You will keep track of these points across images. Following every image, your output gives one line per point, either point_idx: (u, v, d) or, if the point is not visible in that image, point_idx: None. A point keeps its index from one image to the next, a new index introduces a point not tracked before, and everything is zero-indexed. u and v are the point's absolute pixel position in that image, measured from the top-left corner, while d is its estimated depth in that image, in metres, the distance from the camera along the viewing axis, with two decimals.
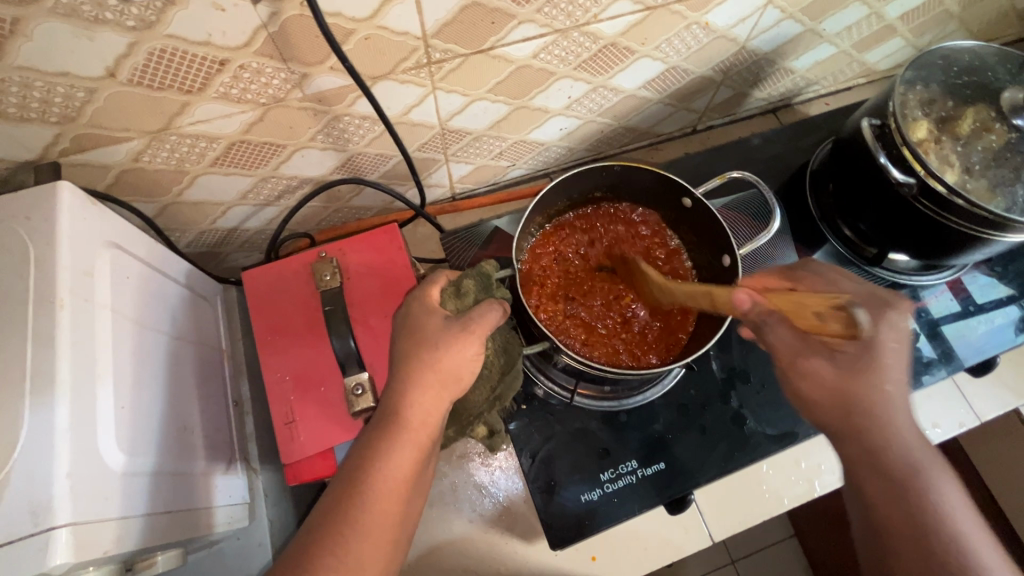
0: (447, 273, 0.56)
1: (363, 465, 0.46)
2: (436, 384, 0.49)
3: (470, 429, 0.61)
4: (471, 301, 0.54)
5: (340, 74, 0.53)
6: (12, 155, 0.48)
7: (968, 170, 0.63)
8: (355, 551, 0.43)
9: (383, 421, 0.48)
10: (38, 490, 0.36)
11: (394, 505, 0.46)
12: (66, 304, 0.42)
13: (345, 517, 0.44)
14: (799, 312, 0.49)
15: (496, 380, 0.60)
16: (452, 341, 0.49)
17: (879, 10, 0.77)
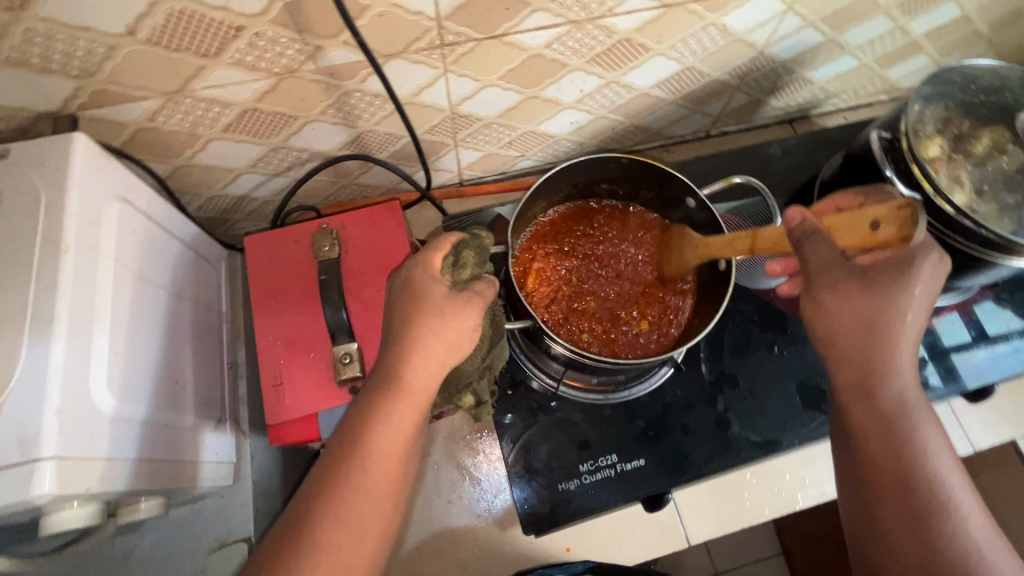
0: (448, 239, 0.55)
1: (360, 430, 0.45)
2: (440, 349, 0.48)
3: (456, 399, 0.60)
4: (468, 273, 0.54)
5: (353, 50, 0.54)
6: (33, 105, 0.50)
7: (979, 193, 0.62)
8: (354, 516, 0.42)
9: (383, 385, 0.47)
10: (29, 424, 0.38)
11: (393, 469, 0.45)
12: (71, 250, 0.43)
13: (345, 479, 0.43)
14: (851, 222, 0.50)
15: (485, 352, 0.60)
16: (453, 311, 0.49)
17: (904, 25, 0.76)
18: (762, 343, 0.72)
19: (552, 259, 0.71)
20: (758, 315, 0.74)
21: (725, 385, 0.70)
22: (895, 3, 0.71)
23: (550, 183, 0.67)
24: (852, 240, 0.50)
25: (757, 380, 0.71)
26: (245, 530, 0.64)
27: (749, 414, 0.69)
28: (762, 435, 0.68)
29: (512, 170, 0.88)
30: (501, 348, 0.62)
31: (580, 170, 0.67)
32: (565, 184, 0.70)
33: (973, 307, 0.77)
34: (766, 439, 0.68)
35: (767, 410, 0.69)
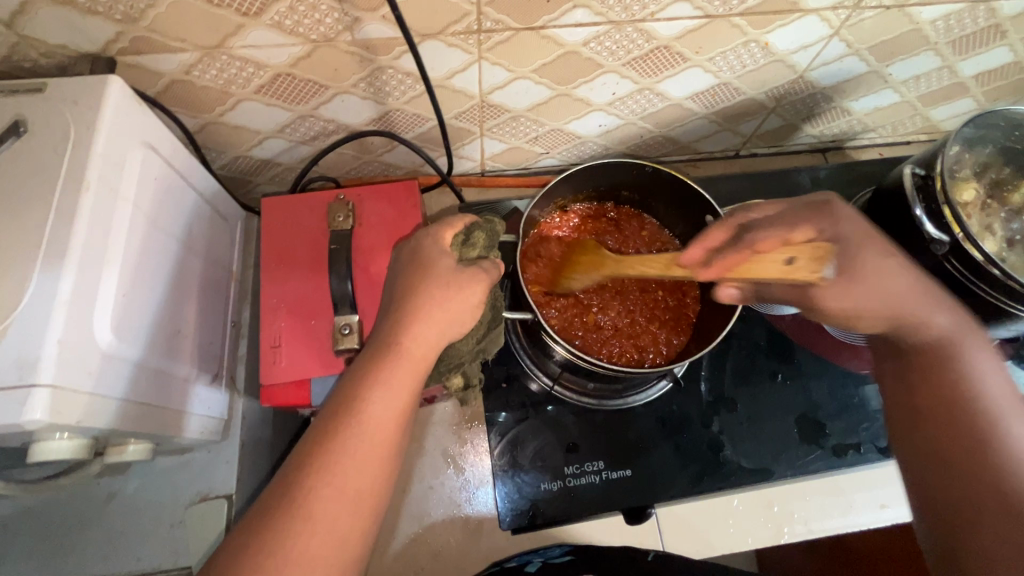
0: (463, 218, 0.56)
1: (353, 394, 0.44)
2: (442, 320, 0.48)
3: (443, 379, 0.58)
4: (475, 253, 0.55)
5: (390, 25, 0.54)
6: (75, 44, 0.51)
7: (1009, 242, 0.60)
8: (340, 481, 0.42)
9: (380, 349, 0.47)
10: (29, 349, 0.39)
11: (386, 436, 0.44)
12: (92, 187, 0.44)
13: (339, 439, 0.43)
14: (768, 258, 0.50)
15: (482, 335, 0.58)
16: (460, 284, 0.50)
17: (953, 64, 0.74)
18: (765, 369, 0.71)
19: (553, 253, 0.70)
20: (766, 342, 0.72)
21: (722, 407, 0.69)
22: (946, 40, 0.69)
23: (566, 183, 0.67)
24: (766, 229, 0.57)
25: (756, 405, 0.69)
26: (227, 487, 0.64)
27: (743, 439, 0.68)
28: (755, 462, 0.67)
29: (535, 166, 0.87)
30: (497, 334, 0.61)
31: (602, 173, 0.67)
32: (588, 185, 0.70)
33: None
34: (759, 466, 0.66)
35: (762, 437, 0.68)
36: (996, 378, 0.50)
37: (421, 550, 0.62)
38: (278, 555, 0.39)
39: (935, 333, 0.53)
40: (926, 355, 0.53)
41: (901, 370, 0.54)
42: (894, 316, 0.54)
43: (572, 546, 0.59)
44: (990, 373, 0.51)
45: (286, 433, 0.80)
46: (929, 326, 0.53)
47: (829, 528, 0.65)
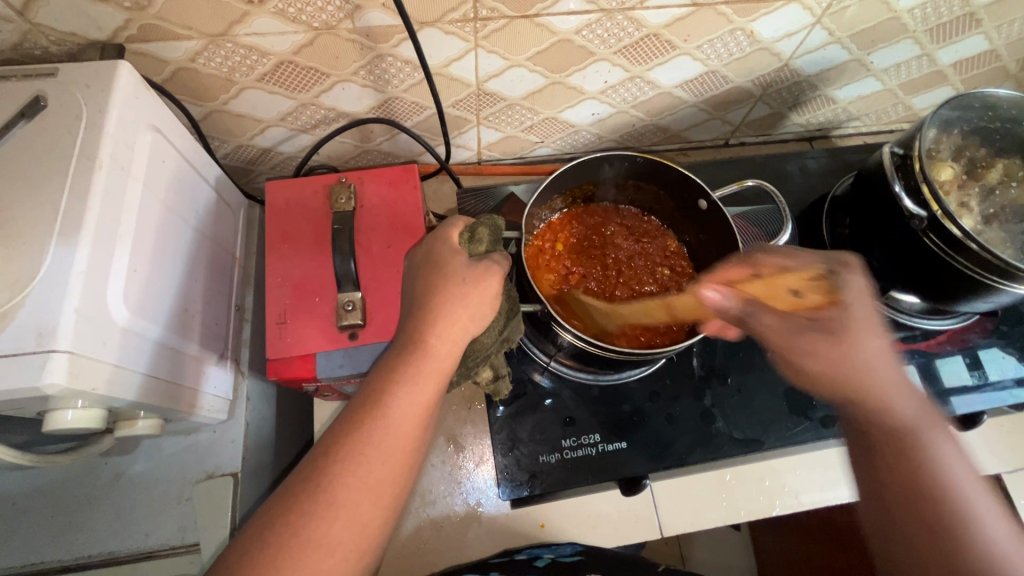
0: (465, 219, 0.54)
1: (381, 389, 0.45)
2: (463, 318, 0.49)
3: (474, 373, 0.59)
4: (483, 249, 0.53)
5: (390, 13, 0.56)
6: (84, 31, 0.53)
7: (986, 219, 0.63)
8: (362, 466, 0.42)
9: (405, 347, 0.47)
10: (48, 317, 0.40)
11: (411, 431, 0.45)
12: (104, 166, 0.46)
13: (366, 433, 0.43)
14: (774, 291, 0.56)
15: (502, 325, 0.58)
16: (475, 279, 0.49)
17: (932, 52, 0.77)
18: (755, 346, 0.73)
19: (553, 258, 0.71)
20: None
21: (713, 380, 0.71)
22: (923, 28, 0.72)
23: (561, 181, 0.67)
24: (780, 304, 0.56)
25: (747, 378, 0.72)
26: (233, 466, 0.65)
27: (734, 411, 0.70)
28: (746, 433, 0.69)
29: (531, 155, 0.90)
30: (518, 322, 0.60)
31: (596, 167, 0.67)
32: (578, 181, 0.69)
33: (971, 339, 0.77)
34: (749, 437, 0.69)
35: (753, 409, 0.70)
36: (892, 373, 0.52)
37: (423, 523, 0.64)
38: (293, 512, 0.40)
39: (897, 421, 0.50)
40: (886, 453, 0.50)
41: (862, 462, 0.52)
42: (829, 369, 0.52)
43: (584, 547, 0.62)
44: (955, 460, 0.49)
45: (287, 414, 0.82)
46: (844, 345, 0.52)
47: (819, 499, 0.68)
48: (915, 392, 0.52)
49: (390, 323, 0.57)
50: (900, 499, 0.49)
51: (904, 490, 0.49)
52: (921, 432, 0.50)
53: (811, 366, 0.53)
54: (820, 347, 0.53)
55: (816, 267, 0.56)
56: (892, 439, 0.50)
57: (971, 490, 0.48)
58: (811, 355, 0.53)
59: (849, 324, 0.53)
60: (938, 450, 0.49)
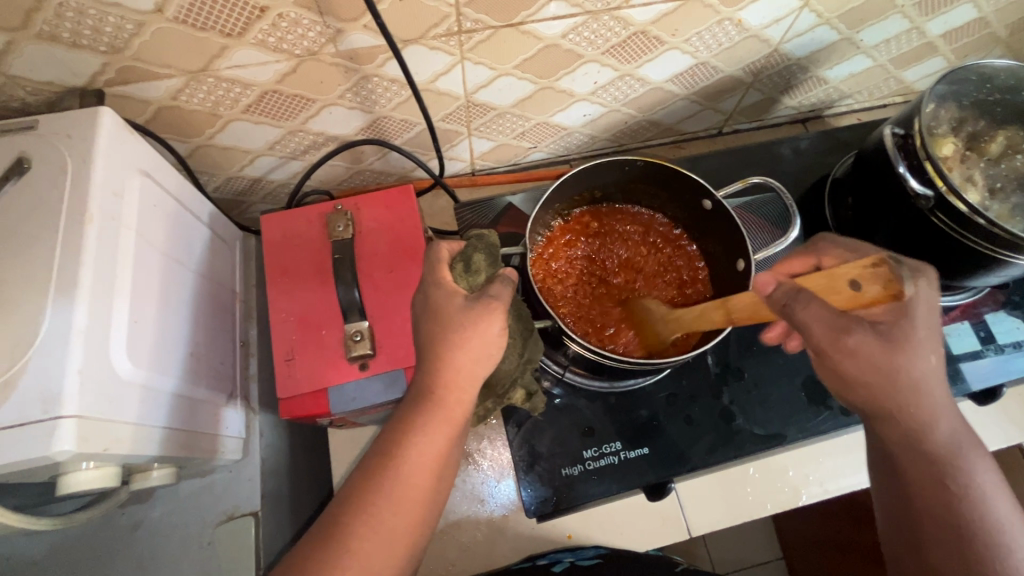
0: (451, 248, 0.51)
1: (395, 438, 0.43)
2: (471, 362, 0.45)
3: (507, 398, 0.59)
4: (483, 277, 0.50)
5: (372, 34, 0.55)
6: (61, 79, 0.52)
7: (991, 192, 0.62)
8: (383, 519, 0.41)
9: (417, 396, 0.45)
10: (51, 383, 0.39)
11: (425, 481, 0.43)
12: (95, 219, 0.45)
13: (377, 486, 0.42)
14: (831, 286, 0.45)
15: (521, 347, 0.57)
16: (474, 320, 0.45)
17: (921, 25, 0.76)
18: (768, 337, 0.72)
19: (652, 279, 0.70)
20: None
21: (730, 377, 0.70)
22: (912, 2, 0.71)
23: (561, 189, 0.66)
24: (839, 302, 0.45)
25: (764, 372, 0.71)
26: (252, 504, 0.64)
27: (753, 405, 0.69)
28: (767, 427, 0.68)
29: (524, 161, 0.88)
30: (537, 339, 0.59)
31: (596, 173, 0.66)
32: (581, 187, 0.68)
33: (983, 311, 0.77)
34: (771, 431, 0.68)
35: (771, 403, 0.69)
36: (938, 397, 0.49)
37: (449, 546, 0.63)
38: (315, 562, 0.39)
39: (946, 440, 0.49)
40: (920, 479, 0.49)
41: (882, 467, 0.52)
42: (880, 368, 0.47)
43: (606, 550, 0.64)
44: (993, 484, 0.48)
45: (301, 442, 0.81)
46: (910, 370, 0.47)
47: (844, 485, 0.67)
48: (966, 426, 0.49)
49: (400, 349, 0.55)
50: (940, 541, 0.47)
51: (951, 530, 0.47)
52: (961, 459, 0.48)
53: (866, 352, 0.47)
54: (876, 352, 0.47)
55: (880, 256, 0.44)
56: (930, 466, 0.48)
57: (1010, 518, 0.47)
58: (855, 360, 0.47)
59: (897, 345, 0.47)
60: (970, 479, 0.48)
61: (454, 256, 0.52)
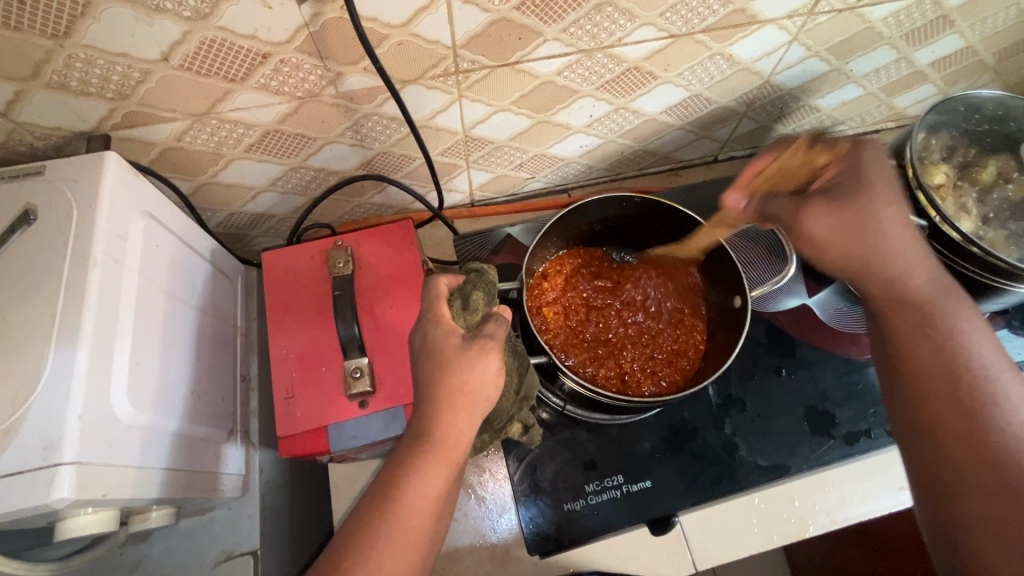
0: (450, 282, 0.52)
1: (394, 480, 0.43)
2: (470, 404, 0.45)
3: (504, 431, 0.59)
4: (482, 314, 0.51)
5: (371, 76, 0.56)
6: (69, 125, 0.53)
7: (985, 220, 0.62)
8: (381, 563, 0.40)
9: (416, 438, 0.45)
10: (52, 430, 0.39)
11: (422, 524, 0.43)
12: (98, 263, 0.45)
13: (374, 531, 0.41)
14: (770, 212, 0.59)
15: (517, 383, 0.57)
16: (471, 358, 0.45)
17: (910, 55, 0.78)
18: (769, 366, 0.72)
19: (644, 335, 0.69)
20: (765, 338, 0.74)
21: (731, 408, 0.70)
22: (899, 34, 0.72)
23: (560, 222, 0.66)
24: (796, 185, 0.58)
25: (766, 402, 0.70)
26: (251, 543, 0.63)
27: (755, 436, 0.68)
28: (771, 458, 0.67)
29: (522, 192, 0.90)
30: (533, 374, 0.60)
31: (593, 209, 0.67)
32: (580, 221, 0.69)
33: None
34: (774, 462, 0.67)
35: (774, 433, 0.69)
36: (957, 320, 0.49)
37: None
38: None
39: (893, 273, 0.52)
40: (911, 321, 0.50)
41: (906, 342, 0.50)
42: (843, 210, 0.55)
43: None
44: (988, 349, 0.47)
45: (302, 476, 0.80)
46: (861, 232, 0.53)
47: (852, 516, 0.66)
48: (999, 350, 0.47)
49: (400, 386, 0.56)
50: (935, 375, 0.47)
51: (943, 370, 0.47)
52: (940, 306, 0.50)
53: (819, 230, 0.54)
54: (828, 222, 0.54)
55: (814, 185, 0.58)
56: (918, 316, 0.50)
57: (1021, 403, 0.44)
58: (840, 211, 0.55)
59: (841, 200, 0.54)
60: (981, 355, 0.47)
61: (454, 290, 0.53)
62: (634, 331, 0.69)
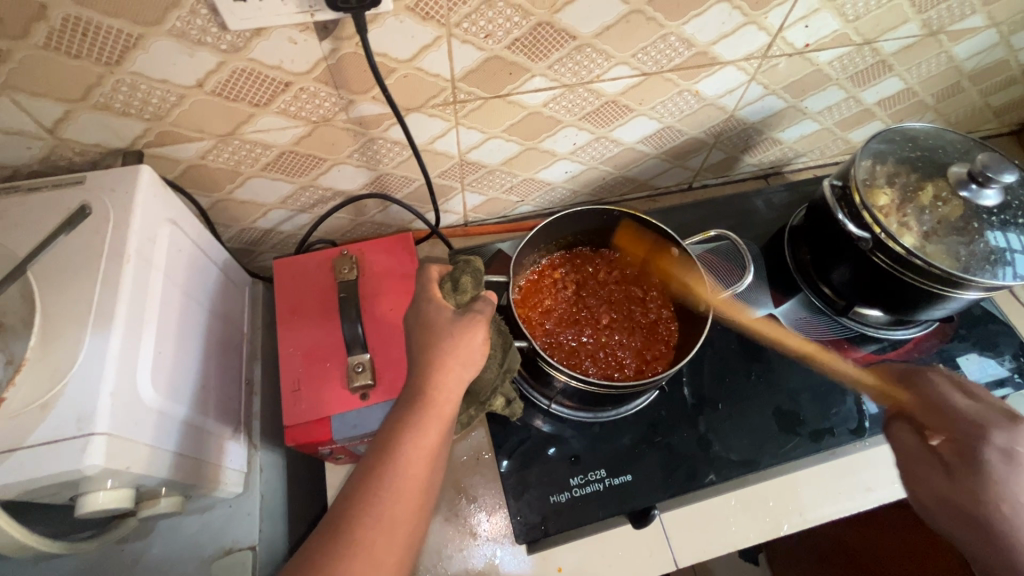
0: (441, 269, 0.58)
1: (392, 437, 0.48)
2: (457, 365, 0.50)
3: (489, 404, 0.65)
4: (468, 296, 0.57)
5: (379, 104, 0.64)
6: (107, 142, 0.60)
7: (925, 235, 0.68)
8: (386, 513, 0.45)
9: (411, 400, 0.50)
10: (85, 405, 0.44)
11: (422, 473, 0.47)
12: (131, 260, 0.51)
13: (379, 480, 0.46)
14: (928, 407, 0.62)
15: (501, 358, 0.63)
16: (460, 330, 0.52)
17: (857, 94, 0.87)
18: (740, 370, 0.78)
19: (618, 331, 0.74)
20: (736, 344, 0.80)
21: (705, 407, 0.75)
22: (845, 76, 0.82)
23: (545, 232, 0.73)
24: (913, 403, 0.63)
25: (738, 402, 0.76)
26: (250, 539, 0.66)
27: (728, 434, 0.73)
28: (744, 454, 0.72)
29: (512, 214, 0.97)
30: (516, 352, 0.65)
31: (574, 222, 0.74)
32: (563, 232, 0.76)
33: (936, 344, 0.82)
34: (747, 457, 0.71)
35: (746, 431, 0.73)
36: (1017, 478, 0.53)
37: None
38: (323, 557, 0.43)
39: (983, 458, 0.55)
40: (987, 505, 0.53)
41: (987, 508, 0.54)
42: (963, 514, 0.54)
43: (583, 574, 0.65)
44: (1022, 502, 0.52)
45: (300, 479, 0.82)
46: (994, 503, 0.53)
47: (823, 514, 0.71)
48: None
49: (399, 379, 0.60)
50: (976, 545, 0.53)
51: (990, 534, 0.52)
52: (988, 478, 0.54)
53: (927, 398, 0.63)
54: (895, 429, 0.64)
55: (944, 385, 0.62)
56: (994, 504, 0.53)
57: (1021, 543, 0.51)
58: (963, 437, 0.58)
59: (971, 459, 0.56)
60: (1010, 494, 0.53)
61: (444, 277, 0.59)
62: (609, 326, 0.74)
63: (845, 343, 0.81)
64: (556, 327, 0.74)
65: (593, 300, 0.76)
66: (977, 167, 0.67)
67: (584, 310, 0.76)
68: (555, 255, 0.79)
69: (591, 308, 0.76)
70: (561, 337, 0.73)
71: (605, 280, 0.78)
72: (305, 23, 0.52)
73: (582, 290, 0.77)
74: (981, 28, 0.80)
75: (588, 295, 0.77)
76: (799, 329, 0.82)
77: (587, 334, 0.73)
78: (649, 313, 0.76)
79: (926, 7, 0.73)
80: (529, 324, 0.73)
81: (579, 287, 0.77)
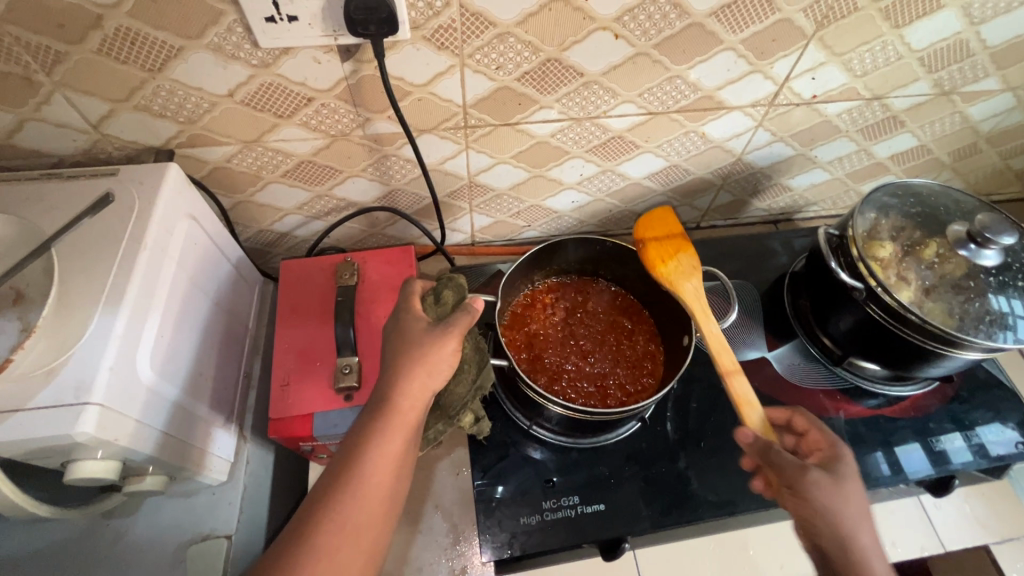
0: (427, 283, 0.62)
1: (360, 438, 0.49)
2: (426, 373, 0.52)
3: (458, 421, 0.65)
4: (449, 307, 0.61)
5: (395, 123, 0.68)
6: (143, 139, 0.65)
7: (922, 291, 0.68)
8: (350, 514, 0.47)
9: (379, 404, 0.51)
10: (85, 376, 0.47)
11: (386, 477, 0.49)
12: (146, 247, 0.55)
13: (346, 481, 0.48)
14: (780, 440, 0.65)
15: (474, 374, 0.64)
16: (432, 339, 0.53)
17: (868, 147, 0.88)
18: (728, 410, 0.77)
19: (603, 359, 0.75)
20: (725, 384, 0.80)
21: (688, 444, 0.74)
22: (855, 129, 0.83)
23: (540, 256, 0.76)
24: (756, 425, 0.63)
25: (721, 442, 0.75)
26: (227, 528, 0.67)
27: (709, 473, 0.72)
28: (722, 496, 0.71)
29: (518, 238, 0.99)
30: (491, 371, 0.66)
31: (570, 250, 0.77)
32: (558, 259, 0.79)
33: (935, 404, 0.79)
34: (725, 499, 0.70)
35: (727, 472, 0.72)
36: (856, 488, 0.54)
37: None
38: (289, 555, 0.45)
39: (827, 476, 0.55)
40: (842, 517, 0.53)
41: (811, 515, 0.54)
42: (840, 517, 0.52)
43: None
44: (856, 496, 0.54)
45: (285, 477, 0.84)
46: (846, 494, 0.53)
47: (802, 568, 0.68)
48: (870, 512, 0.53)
49: None
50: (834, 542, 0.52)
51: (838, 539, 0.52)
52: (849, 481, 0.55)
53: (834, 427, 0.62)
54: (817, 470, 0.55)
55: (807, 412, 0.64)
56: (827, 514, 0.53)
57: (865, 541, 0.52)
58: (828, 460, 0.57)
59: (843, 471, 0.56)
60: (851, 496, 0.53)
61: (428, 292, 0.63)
62: (595, 355, 0.75)
63: (839, 394, 0.80)
64: (542, 351, 0.75)
65: (580, 327, 0.78)
66: (976, 227, 0.67)
67: (570, 336, 0.77)
68: (548, 281, 0.81)
69: (578, 335, 0.77)
70: (546, 360, 0.74)
71: (594, 310, 0.79)
72: (328, 46, 0.57)
73: (569, 317, 0.78)
74: (996, 92, 0.81)
75: (576, 322, 0.78)
76: (790, 374, 0.81)
77: (571, 360, 0.74)
78: (636, 344, 0.77)
79: (937, 67, 0.74)
80: (514, 346, 0.74)
81: (567, 314, 0.78)
